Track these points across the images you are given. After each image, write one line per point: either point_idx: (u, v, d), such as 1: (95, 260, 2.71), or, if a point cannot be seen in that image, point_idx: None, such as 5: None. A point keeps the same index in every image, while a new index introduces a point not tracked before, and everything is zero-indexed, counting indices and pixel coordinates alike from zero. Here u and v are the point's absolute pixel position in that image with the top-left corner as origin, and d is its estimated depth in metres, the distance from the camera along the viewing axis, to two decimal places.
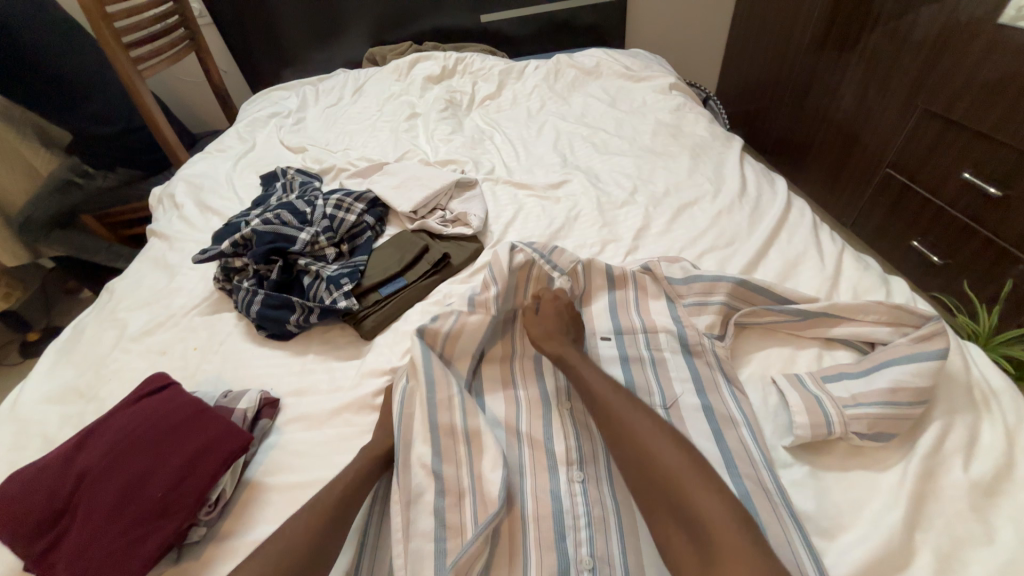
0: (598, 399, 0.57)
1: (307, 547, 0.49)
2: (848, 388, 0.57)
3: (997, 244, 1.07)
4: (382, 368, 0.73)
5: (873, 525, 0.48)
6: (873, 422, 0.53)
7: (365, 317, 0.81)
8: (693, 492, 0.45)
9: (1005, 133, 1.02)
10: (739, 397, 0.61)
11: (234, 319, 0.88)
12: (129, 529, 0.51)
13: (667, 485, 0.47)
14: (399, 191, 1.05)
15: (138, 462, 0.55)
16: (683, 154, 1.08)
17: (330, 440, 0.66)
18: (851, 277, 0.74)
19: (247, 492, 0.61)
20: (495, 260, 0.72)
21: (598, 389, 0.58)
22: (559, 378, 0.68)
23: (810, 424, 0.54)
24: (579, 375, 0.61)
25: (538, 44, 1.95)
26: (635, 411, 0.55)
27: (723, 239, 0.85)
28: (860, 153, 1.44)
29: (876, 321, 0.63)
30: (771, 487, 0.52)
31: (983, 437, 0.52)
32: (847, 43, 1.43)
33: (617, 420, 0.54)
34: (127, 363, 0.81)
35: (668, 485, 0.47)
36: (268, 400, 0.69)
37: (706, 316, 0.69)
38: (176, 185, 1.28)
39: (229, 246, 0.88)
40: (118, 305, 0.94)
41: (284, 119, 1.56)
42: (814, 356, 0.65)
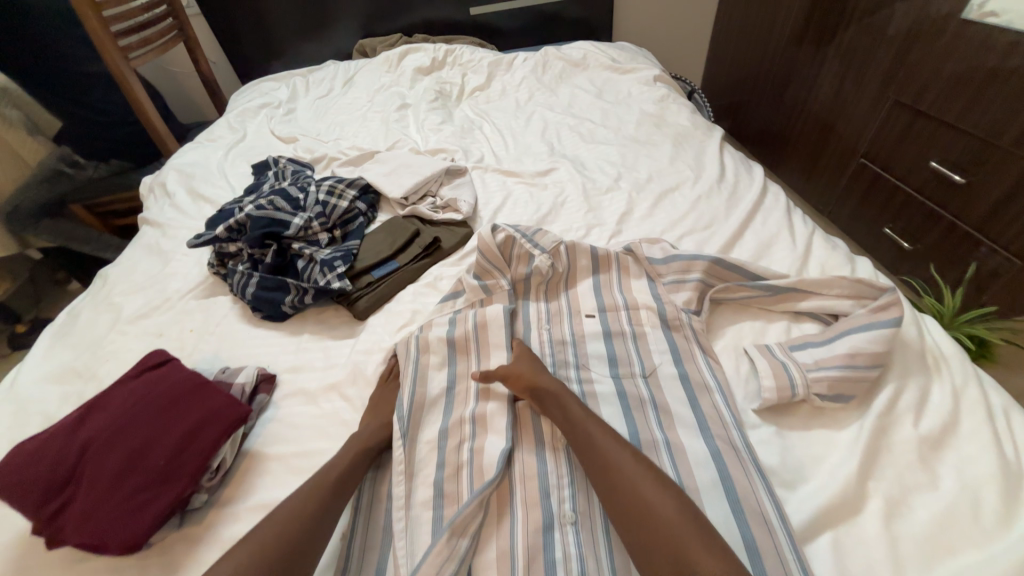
0: (582, 443, 0.55)
1: (313, 515, 0.52)
2: (812, 354, 0.61)
3: (960, 227, 1.14)
4: (376, 347, 0.76)
5: (830, 477, 0.52)
6: (832, 384, 0.57)
7: (359, 298, 0.83)
8: (660, 503, 0.48)
9: (969, 122, 1.07)
10: (713, 366, 0.65)
11: (229, 302, 0.90)
12: (134, 494, 0.53)
13: (631, 500, 0.49)
14: (390, 179, 1.07)
15: (141, 432, 0.57)
16: (666, 143, 1.12)
17: (326, 413, 0.69)
18: (820, 256, 0.79)
19: (246, 461, 0.63)
20: (480, 243, 0.78)
21: (578, 419, 0.57)
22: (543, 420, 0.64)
23: (776, 387, 0.59)
24: (569, 417, 0.58)
25: (527, 37, 1.97)
26: (622, 453, 0.53)
27: (702, 222, 0.89)
28: (835, 143, 1.50)
29: (839, 294, 0.67)
30: (740, 446, 0.56)
31: (933, 397, 0.57)
32: (824, 38, 1.48)
33: (593, 446, 0.54)
34: (125, 345, 0.83)
35: (631, 496, 0.49)
36: (265, 375, 0.72)
37: (683, 293, 0.73)
38: (167, 174, 1.29)
39: (224, 231, 0.91)
40: (113, 290, 0.95)
41: (274, 110, 1.57)
42: (783, 327, 0.69)
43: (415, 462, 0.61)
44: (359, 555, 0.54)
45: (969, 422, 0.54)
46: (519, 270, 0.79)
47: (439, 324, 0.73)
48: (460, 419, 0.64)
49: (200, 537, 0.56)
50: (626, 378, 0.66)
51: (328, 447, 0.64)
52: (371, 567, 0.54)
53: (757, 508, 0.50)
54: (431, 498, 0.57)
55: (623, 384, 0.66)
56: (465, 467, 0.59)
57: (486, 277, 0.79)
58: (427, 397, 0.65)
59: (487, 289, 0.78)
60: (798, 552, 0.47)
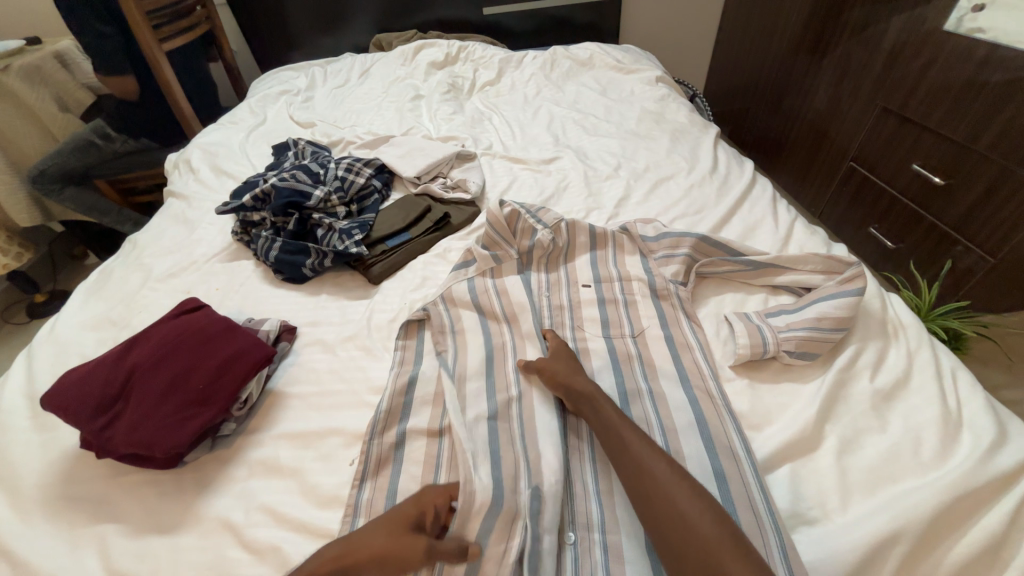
0: (612, 434, 0.56)
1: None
2: (784, 319, 0.68)
3: (940, 227, 1.20)
4: (387, 308, 0.83)
5: (793, 419, 0.59)
6: (800, 342, 0.64)
7: (374, 265, 0.90)
8: (642, 454, 0.53)
9: (949, 126, 1.14)
10: (696, 329, 0.72)
11: (252, 266, 0.97)
12: (177, 411, 0.60)
13: (663, 509, 0.48)
14: (404, 160, 1.14)
15: (180, 361, 0.64)
16: (664, 137, 1.19)
17: (340, 362, 0.75)
18: (799, 239, 0.85)
19: (270, 398, 0.70)
20: (490, 216, 0.87)
21: (610, 420, 0.57)
22: None
23: (749, 344, 0.65)
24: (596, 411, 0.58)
25: (537, 38, 2.05)
26: (657, 461, 0.52)
27: (693, 208, 0.96)
28: (828, 148, 1.57)
29: (812, 270, 0.74)
30: (715, 393, 0.63)
31: (890, 358, 0.64)
32: (820, 48, 1.56)
33: (628, 448, 0.54)
34: (155, 300, 0.90)
35: (639, 473, 0.52)
36: (287, 327, 0.79)
37: (672, 266, 0.79)
38: (192, 151, 1.36)
39: (250, 200, 0.98)
40: (143, 253, 1.02)
41: (293, 96, 1.64)
42: (761, 299, 0.75)
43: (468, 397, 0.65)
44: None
45: (920, 379, 0.61)
46: (527, 243, 0.87)
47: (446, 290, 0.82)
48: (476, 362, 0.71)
49: (229, 459, 0.63)
50: (617, 338, 0.73)
51: (343, 389, 0.71)
52: (382, 486, 0.58)
53: (726, 444, 0.57)
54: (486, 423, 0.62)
55: (614, 342, 0.73)
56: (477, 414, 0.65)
57: (494, 248, 0.88)
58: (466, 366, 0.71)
59: (497, 258, 0.86)
60: (761, 480, 0.53)
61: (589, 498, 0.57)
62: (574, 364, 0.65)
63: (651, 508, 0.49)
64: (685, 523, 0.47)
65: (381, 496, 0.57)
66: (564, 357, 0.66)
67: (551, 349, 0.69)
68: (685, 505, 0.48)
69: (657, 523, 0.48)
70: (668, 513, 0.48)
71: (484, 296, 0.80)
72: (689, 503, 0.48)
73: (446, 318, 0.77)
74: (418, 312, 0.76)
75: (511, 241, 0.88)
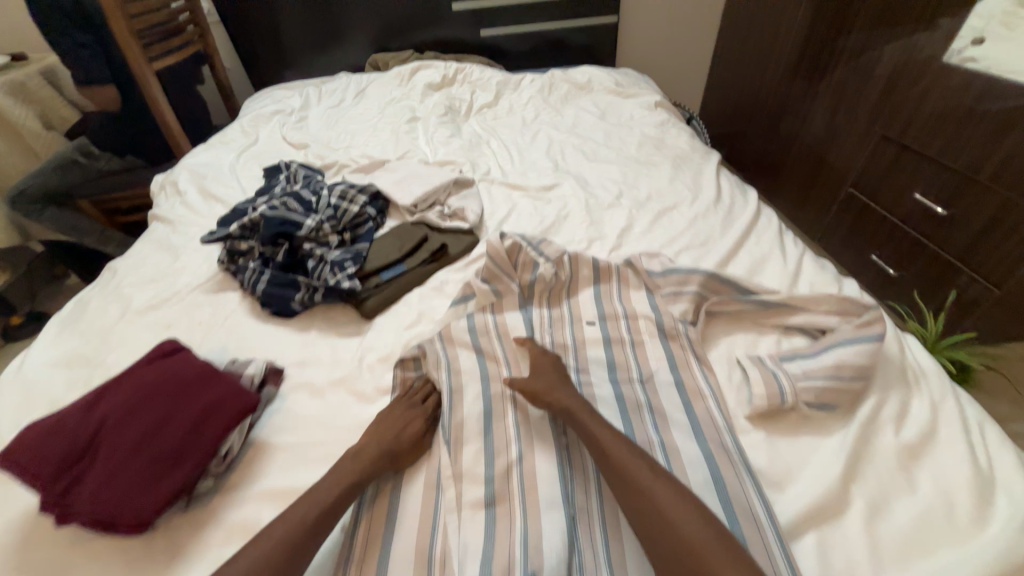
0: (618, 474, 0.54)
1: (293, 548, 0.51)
2: (800, 366, 0.65)
3: (944, 257, 1.18)
4: (381, 346, 0.79)
5: (816, 478, 0.55)
6: (819, 393, 0.60)
7: (366, 298, 0.86)
8: (635, 471, 0.53)
9: (950, 157, 1.14)
10: (708, 374, 0.69)
11: (238, 298, 0.92)
12: (149, 470, 0.55)
13: (680, 549, 0.47)
14: (400, 186, 1.11)
15: (155, 412, 0.59)
16: (665, 164, 1.17)
17: (330, 407, 0.71)
18: (808, 275, 0.83)
19: (252, 450, 0.65)
20: (490, 248, 0.85)
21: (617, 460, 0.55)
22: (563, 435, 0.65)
23: (766, 395, 0.62)
24: (606, 457, 0.56)
25: (534, 60, 2.05)
26: (668, 496, 0.51)
27: (699, 239, 0.93)
28: (827, 173, 1.56)
29: (827, 311, 0.71)
30: (731, 448, 0.59)
31: (913, 409, 0.60)
32: (817, 73, 1.56)
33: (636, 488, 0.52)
34: (132, 335, 0.85)
35: (650, 513, 0.50)
36: (274, 369, 0.74)
37: (680, 304, 0.77)
38: (180, 172, 1.32)
39: (238, 229, 0.94)
40: (123, 282, 0.97)
41: (286, 116, 1.61)
42: (774, 341, 0.72)
43: (463, 462, 0.63)
44: (359, 563, 0.55)
45: (947, 433, 0.57)
46: (528, 276, 0.85)
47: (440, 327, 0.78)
48: (476, 409, 0.67)
49: (204, 522, 0.58)
50: (625, 383, 0.70)
51: (334, 439, 0.66)
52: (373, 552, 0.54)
53: (746, 506, 0.53)
54: (482, 501, 0.59)
55: (621, 388, 0.69)
56: (479, 472, 0.62)
57: (494, 281, 0.85)
58: (464, 415, 0.67)
59: (498, 292, 0.83)
60: (786, 547, 0.49)
61: (601, 567, 0.53)
62: (568, 388, 0.65)
63: (666, 548, 0.48)
64: (702, 563, 0.45)
65: (379, 529, 0.59)
66: (557, 382, 0.65)
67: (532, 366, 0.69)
68: (701, 544, 0.47)
69: (673, 564, 0.47)
70: (684, 553, 0.47)
71: (482, 335, 0.77)
72: (704, 540, 0.47)
73: (442, 355, 0.72)
74: (412, 350, 0.72)
75: (512, 274, 0.85)
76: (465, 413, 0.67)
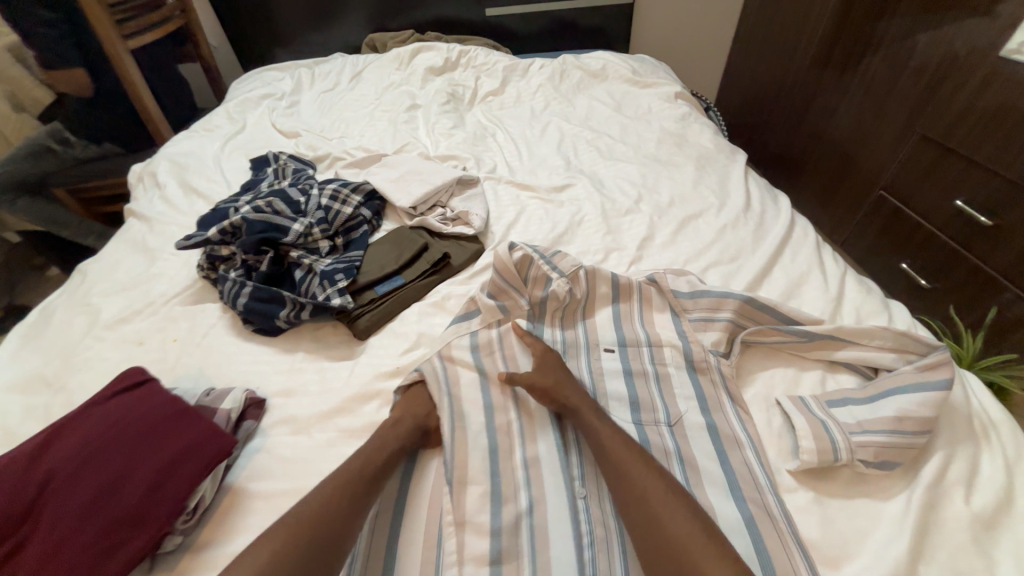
0: (649, 520, 0.49)
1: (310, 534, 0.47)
2: (853, 414, 0.57)
3: (985, 271, 1.10)
4: (374, 373, 0.70)
5: (878, 556, 0.47)
6: (878, 451, 0.52)
7: (360, 316, 0.77)
8: (653, 492, 0.50)
9: (1000, 163, 1.04)
10: (744, 418, 0.61)
11: (218, 311, 0.83)
12: (103, 535, 0.47)
13: None
14: (398, 185, 1.01)
15: (113, 462, 0.52)
16: (688, 164, 1.07)
17: (316, 446, 0.63)
18: (853, 300, 0.74)
19: (228, 499, 0.57)
20: (497, 260, 0.74)
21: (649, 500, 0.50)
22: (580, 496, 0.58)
23: (817, 450, 0.54)
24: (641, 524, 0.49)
25: (542, 42, 1.91)
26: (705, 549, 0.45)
27: (727, 254, 0.84)
28: (855, 172, 1.47)
29: (881, 347, 0.62)
30: (777, 513, 0.52)
31: (983, 469, 0.53)
32: (849, 64, 1.45)
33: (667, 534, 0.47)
34: (99, 353, 0.76)
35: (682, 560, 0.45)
36: (254, 400, 0.66)
37: (711, 333, 0.69)
38: (159, 163, 1.22)
39: (216, 233, 0.83)
40: (92, 289, 0.88)
41: (276, 101, 1.50)
42: (817, 379, 0.64)
43: (466, 508, 0.55)
44: None
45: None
46: (539, 292, 0.75)
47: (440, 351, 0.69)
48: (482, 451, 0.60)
49: None
50: (650, 426, 0.62)
51: None
52: None
53: None
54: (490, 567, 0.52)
55: (646, 432, 0.61)
56: (483, 522, 0.54)
57: (502, 296, 0.75)
58: (470, 461, 0.59)
59: (505, 309, 0.74)
60: None
61: None
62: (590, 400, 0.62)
63: None
64: None
65: (384, 523, 0.55)
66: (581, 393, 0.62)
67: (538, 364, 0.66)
68: None
69: None
70: None
71: (487, 361, 0.69)
72: None
73: (445, 382, 0.65)
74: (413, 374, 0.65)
75: (519, 291, 0.75)
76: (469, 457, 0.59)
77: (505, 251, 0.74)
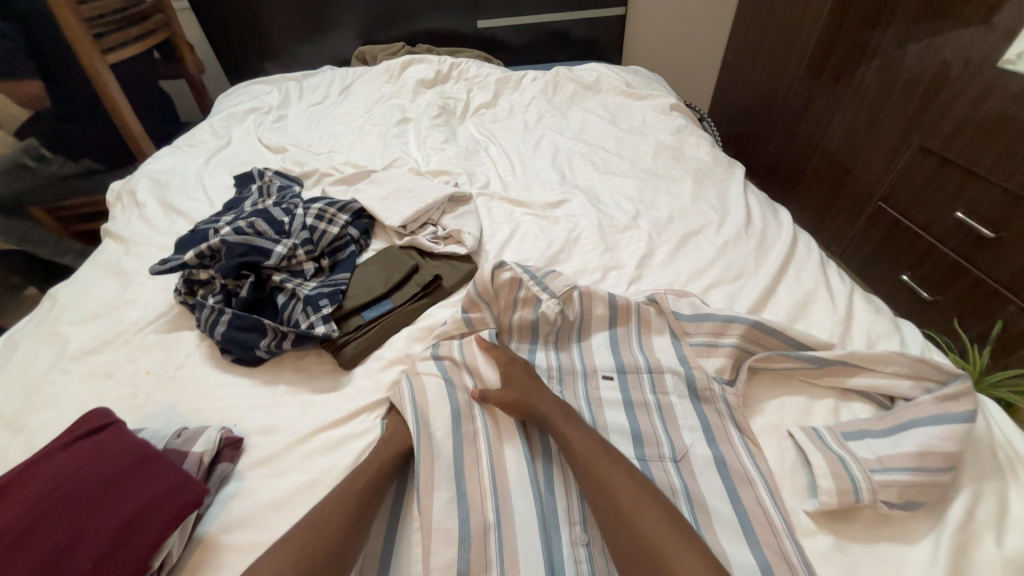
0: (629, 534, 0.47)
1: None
2: (871, 448, 0.53)
3: (987, 283, 1.08)
4: (361, 407, 0.66)
5: None
6: (902, 491, 0.49)
7: (345, 344, 0.73)
8: (644, 512, 0.48)
9: (999, 174, 1.03)
10: (754, 453, 0.57)
11: (196, 339, 0.78)
12: None
13: None
14: (387, 203, 0.97)
15: (65, 522, 0.46)
16: (686, 179, 1.04)
17: (295, 489, 0.58)
18: (862, 321, 0.71)
19: (199, 552, 0.53)
20: (478, 278, 0.71)
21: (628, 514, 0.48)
22: (580, 545, 0.54)
23: (836, 491, 0.50)
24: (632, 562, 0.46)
25: (534, 55, 1.90)
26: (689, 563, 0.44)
27: (730, 272, 0.81)
28: (851, 183, 1.45)
29: (896, 373, 0.59)
30: (796, 561, 0.47)
31: (1013, 507, 0.49)
32: (843, 74, 1.44)
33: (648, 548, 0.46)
34: (66, 388, 0.71)
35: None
36: (230, 440, 0.61)
37: (716, 358, 0.65)
38: (139, 181, 1.17)
39: (194, 257, 0.79)
40: (61, 317, 0.83)
41: (263, 115, 1.46)
42: (830, 408, 0.61)
43: (442, 539, 0.52)
44: None
45: None
46: (530, 313, 0.72)
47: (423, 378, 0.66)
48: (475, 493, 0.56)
49: None
50: (654, 462, 0.58)
51: None
52: None
53: None
54: None
55: (650, 469, 0.57)
56: None
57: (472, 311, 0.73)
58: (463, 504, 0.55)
59: (469, 322, 0.72)
60: None
61: None
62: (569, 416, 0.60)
63: None
64: None
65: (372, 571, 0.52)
66: (567, 413, 0.60)
67: (504, 373, 0.65)
68: None
69: None
70: None
71: (451, 369, 0.68)
72: None
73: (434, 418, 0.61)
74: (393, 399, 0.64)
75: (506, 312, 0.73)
76: (460, 500, 0.55)
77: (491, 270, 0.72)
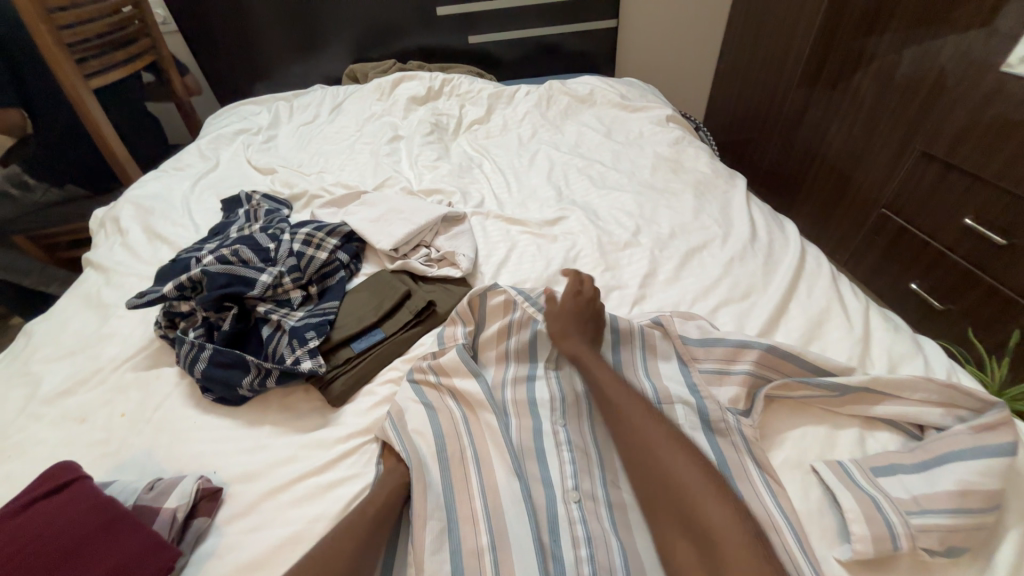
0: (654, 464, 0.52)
1: None
2: (905, 486, 0.49)
3: (1001, 292, 1.05)
4: (350, 449, 0.61)
5: None
6: (944, 537, 0.44)
7: (334, 379, 0.69)
8: (665, 447, 0.52)
9: (1009, 180, 1.00)
10: (777, 493, 0.52)
11: (175, 377, 0.74)
12: None
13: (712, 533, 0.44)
14: (378, 225, 0.94)
15: None
16: (686, 192, 1.01)
17: (278, 546, 0.53)
18: (881, 341, 0.67)
19: None
20: (464, 303, 0.71)
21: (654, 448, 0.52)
22: None
23: (871, 537, 0.45)
24: None
25: (527, 69, 1.89)
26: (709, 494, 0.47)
27: (737, 291, 0.78)
28: (853, 190, 1.42)
29: (924, 401, 0.55)
30: None
31: None
32: (839, 80, 1.42)
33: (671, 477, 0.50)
34: (34, 435, 0.66)
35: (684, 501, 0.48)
36: (208, 491, 0.56)
37: (728, 387, 0.61)
38: (122, 207, 1.13)
39: (173, 288, 0.74)
40: (35, 355, 0.79)
41: (252, 136, 1.43)
42: (854, 439, 0.56)
43: None
44: None
45: None
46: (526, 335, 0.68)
47: (416, 415, 0.61)
48: (475, 548, 0.51)
49: None
50: None
51: None
52: None
53: None
54: None
55: None
56: None
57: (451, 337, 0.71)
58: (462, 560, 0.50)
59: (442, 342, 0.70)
60: None
61: None
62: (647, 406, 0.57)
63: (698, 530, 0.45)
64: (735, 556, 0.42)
65: None
66: (627, 390, 0.59)
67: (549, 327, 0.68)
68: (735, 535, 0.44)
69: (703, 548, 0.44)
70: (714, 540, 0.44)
71: (431, 393, 0.65)
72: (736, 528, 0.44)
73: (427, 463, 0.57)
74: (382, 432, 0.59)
75: (502, 334, 0.69)
76: (459, 555, 0.50)
77: (484, 294, 0.71)
